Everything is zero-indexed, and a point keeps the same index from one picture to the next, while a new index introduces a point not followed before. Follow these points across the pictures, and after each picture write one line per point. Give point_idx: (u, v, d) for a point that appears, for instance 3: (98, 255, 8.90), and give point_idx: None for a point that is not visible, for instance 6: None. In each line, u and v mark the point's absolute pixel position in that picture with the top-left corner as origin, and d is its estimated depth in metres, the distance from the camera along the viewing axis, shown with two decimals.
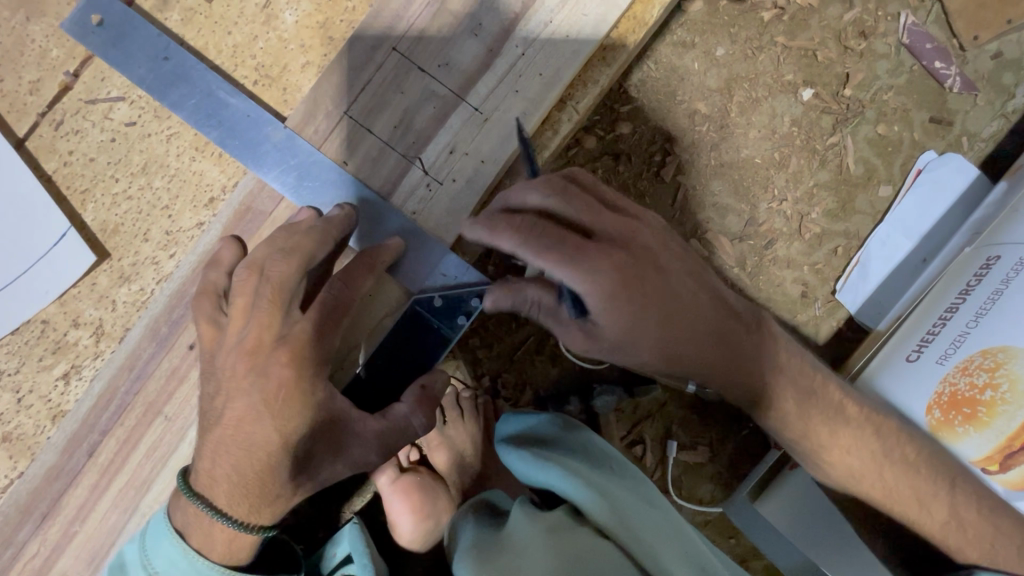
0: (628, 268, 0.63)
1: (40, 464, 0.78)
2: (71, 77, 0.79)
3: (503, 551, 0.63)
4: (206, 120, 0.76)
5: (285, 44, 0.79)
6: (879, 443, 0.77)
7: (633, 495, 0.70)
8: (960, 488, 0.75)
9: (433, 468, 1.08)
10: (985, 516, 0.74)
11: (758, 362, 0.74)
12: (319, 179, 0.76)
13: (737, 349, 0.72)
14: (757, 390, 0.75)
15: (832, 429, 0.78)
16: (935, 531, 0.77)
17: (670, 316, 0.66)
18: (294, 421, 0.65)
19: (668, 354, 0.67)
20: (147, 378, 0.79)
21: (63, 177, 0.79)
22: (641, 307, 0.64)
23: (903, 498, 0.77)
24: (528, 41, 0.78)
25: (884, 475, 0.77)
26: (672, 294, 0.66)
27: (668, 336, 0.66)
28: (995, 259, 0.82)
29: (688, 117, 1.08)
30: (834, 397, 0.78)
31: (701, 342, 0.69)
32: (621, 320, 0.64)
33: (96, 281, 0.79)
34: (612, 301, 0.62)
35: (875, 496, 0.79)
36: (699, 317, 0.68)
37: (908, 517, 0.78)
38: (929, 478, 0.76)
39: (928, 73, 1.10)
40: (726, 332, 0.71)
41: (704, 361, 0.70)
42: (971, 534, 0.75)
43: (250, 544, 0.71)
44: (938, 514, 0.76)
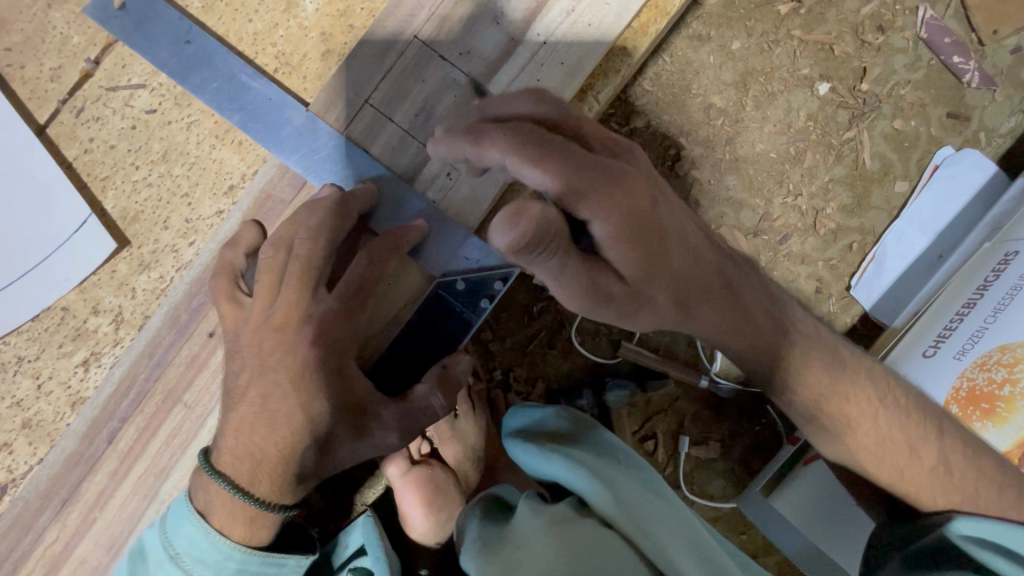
0: (639, 184, 0.56)
1: (60, 450, 0.79)
2: (92, 64, 0.79)
3: (508, 545, 0.63)
4: (228, 104, 0.76)
5: (305, 32, 0.79)
6: (874, 387, 0.72)
7: (638, 485, 0.68)
8: (948, 434, 0.71)
9: (444, 462, 1.06)
10: (971, 458, 0.70)
11: (763, 313, 0.69)
12: (341, 165, 0.76)
13: (741, 293, 0.67)
14: (764, 345, 0.69)
15: (833, 376, 0.72)
16: (920, 484, 0.71)
17: (675, 245, 0.60)
18: (317, 400, 0.67)
19: (675, 285, 0.60)
20: (167, 366, 0.79)
21: (83, 164, 0.79)
22: (651, 229, 0.57)
23: (897, 447, 0.71)
24: (549, 31, 0.77)
25: (884, 424, 0.72)
26: (676, 223, 0.61)
27: (674, 265, 0.60)
28: (1014, 254, 0.82)
29: (704, 111, 1.07)
30: (829, 342, 0.74)
31: (706, 281, 0.64)
32: (634, 243, 0.56)
33: (116, 268, 0.79)
34: (628, 220, 0.55)
35: (868, 447, 0.72)
36: (699, 250, 0.63)
37: (895, 471, 0.72)
38: (920, 421, 0.72)
39: (946, 68, 1.09)
40: (727, 271, 0.66)
41: (710, 302, 0.64)
42: (958, 479, 0.70)
43: (272, 523, 0.72)
44: (928, 461, 0.71)
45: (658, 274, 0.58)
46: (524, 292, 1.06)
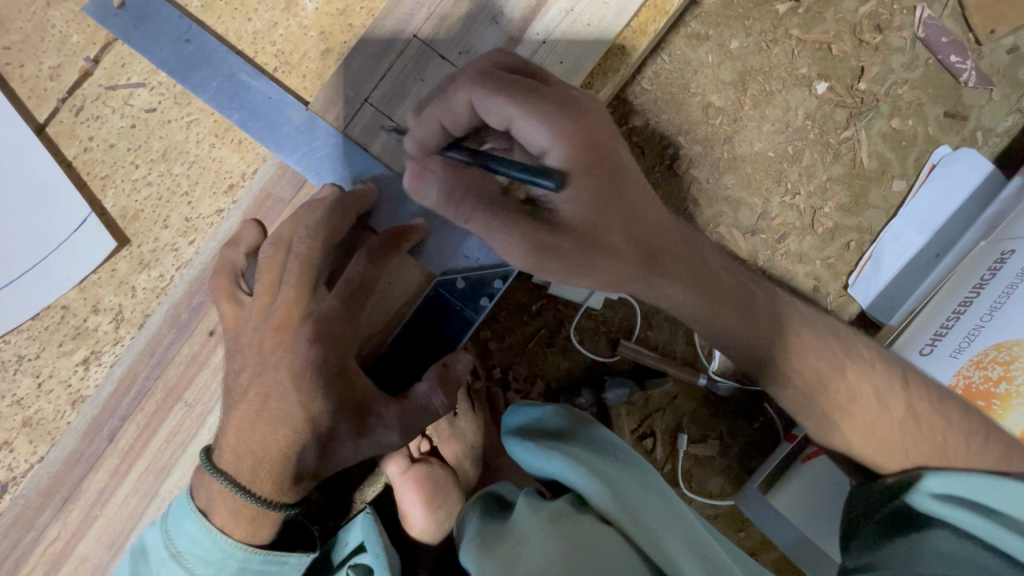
0: (595, 122, 0.56)
1: (61, 449, 0.79)
2: (91, 63, 0.79)
3: (506, 541, 0.63)
4: (229, 102, 0.76)
5: (305, 31, 0.78)
6: (839, 343, 0.70)
7: (636, 483, 0.69)
8: (914, 385, 0.69)
9: (444, 460, 1.07)
10: (936, 408, 0.68)
11: (750, 299, 0.68)
12: (341, 164, 0.76)
13: (700, 252, 0.67)
14: (753, 332, 0.67)
15: (817, 350, 0.69)
16: (892, 437, 0.68)
17: (632, 193, 0.59)
18: (318, 399, 0.67)
19: (632, 232, 0.59)
20: (167, 365, 0.79)
21: (83, 163, 0.79)
22: (606, 169, 0.57)
23: (864, 399, 0.68)
24: (548, 30, 0.78)
25: (856, 379, 0.68)
26: (634, 171, 0.61)
27: (631, 214, 0.59)
28: (1010, 254, 0.83)
29: (702, 110, 1.07)
30: (810, 316, 0.72)
31: (666, 233, 0.62)
32: (587, 181, 0.55)
33: (116, 267, 0.79)
34: (579, 154, 0.55)
35: (836, 402, 0.69)
36: (659, 207, 0.63)
37: (864, 426, 0.68)
38: (883, 372, 0.69)
39: (944, 67, 1.09)
40: (685, 233, 0.66)
41: (672, 255, 0.63)
42: (928, 429, 0.67)
43: (273, 521, 0.72)
44: (896, 412, 0.67)
45: (611, 213, 0.57)
46: (524, 291, 1.06)
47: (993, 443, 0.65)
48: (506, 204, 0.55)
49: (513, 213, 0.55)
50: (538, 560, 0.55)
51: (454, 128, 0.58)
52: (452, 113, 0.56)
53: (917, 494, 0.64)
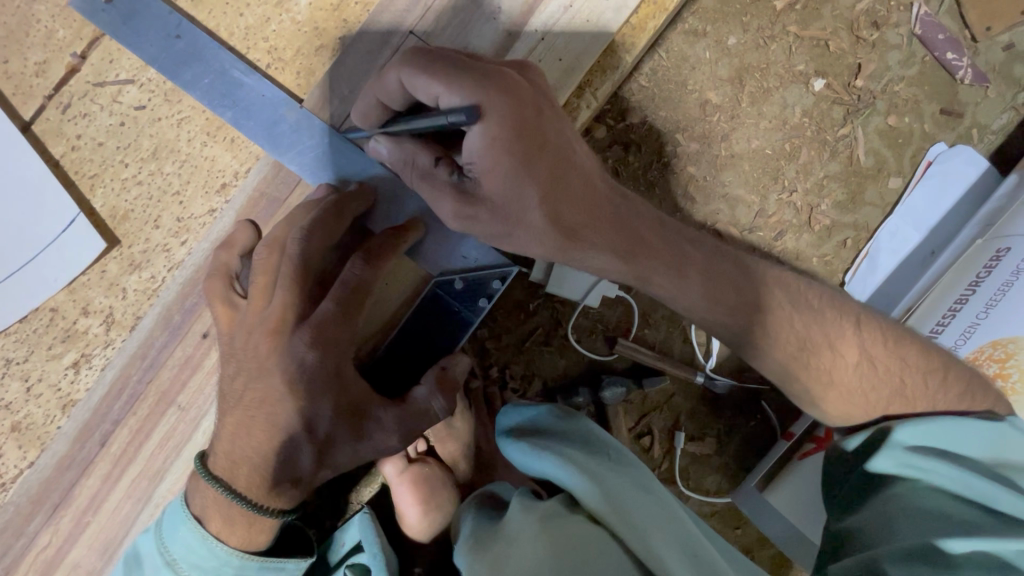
0: (521, 94, 0.57)
1: (51, 454, 0.77)
2: (78, 59, 0.76)
3: (498, 542, 0.63)
4: (221, 100, 0.74)
5: (298, 27, 0.76)
6: (787, 295, 0.70)
7: (628, 482, 0.68)
8: (866, 328, 0.69)
9: (441, 460, 1.06)
10: (892, 349, 0.68)
11: (734, 279, 0.69)
12: (337, 163, 0.75)
13: (634, 223, 0.67)
14: (737, 311, 0.69)
15: (803, 319, 0.69)
16: (851, 382, 0.69)
17: (556, 167, 0.60)
18: (315, 402, 0.66)
19: (552, 205, 0.60)
20: (160, 368, 0.78)
21: (70, 162, 0.77)
22: (530, 141, 0.57)
23: (818, 348, 0.69)
24: (547, 26, 0.77)
25: (812, 330, 0.69)
26: (564, 145, 0.61)
27: (553, 186, 0.60)
28: (1005, 251, 0.84)
29: (699, 107, 1.06)
30: (790, 282, 0.72)
31: (593, 208, 0.63)
32: (506, 154, 0.56)
33: (106, 269, 0.78)
34: (501, 127, 0.55)
35: (788, 355, 0.70)
36: (590, 179, 0.64)
37: (823, 375, 0.69)
38: (835, 320, 0.70)
39: (940, 65, 1.09)
40: (619, 202, 0.66)
41: (598, 229, 0.64)
42: (883, 371, 0.68)
43: (269, 526, 0.71)
44: (850, 358, 0.68)
45: (530, 185, 0.58)
46: (521, 289, 1.05)
47: (953, 380, 0.67)
48: (439, 172, 0.59)
49: (444, 180, 0.59)
50: (528, 559, 0.55)
51: (391, 103, 0.62)
52: (389, 93, 0.60)
53: (889, 449, 0.63)
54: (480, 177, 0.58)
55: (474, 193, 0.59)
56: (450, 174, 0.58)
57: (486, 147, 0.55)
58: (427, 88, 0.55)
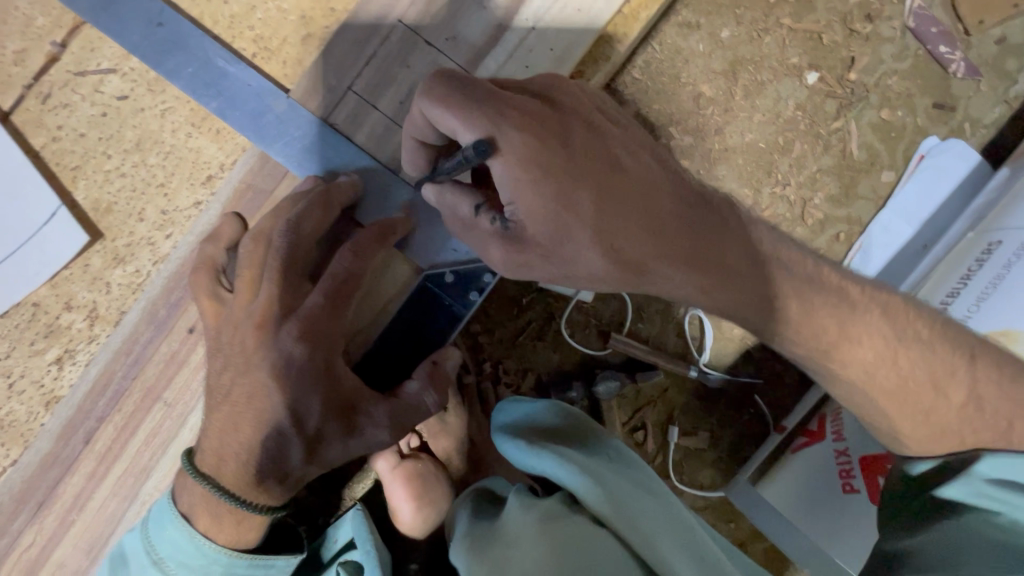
0: (542, 123, 0.54)
1: (35, 452, 0.76)
2: (58, 48, 0.75)
3: (496, 541, 0.62)
4: (206, 90, 0.72)
5: (285, 15, 0.75)
6: (889, 325, 0.60)
7: (630, 484, 0.67)
8: (981, 364, 0.60)
9: (434, 455, 1.05)
10: (1009, 390, 0.58)
11: (756, 275, 0.59)
12: (324, 154, 0.74)
13: (715, 241, 0.58)
14: (753, 312, 0.60)
15: (842, 323, 0.60)
16: (953, 424, 0.59)
17: (599, 191, 0.55)
18: (303, 398, 0.65)
19: (604, 233, 0.55)
20: (145, 363, 0.76)
21: (51, 153, 0.75)
22: (562, 171, 0.54)
23: (919, 388, 0.60)
24: (537, 16, 0.76)
25: (866, 346, 0.60)
26: (607, 166, 0.56)
27: (602, 212, 0.55)
28: (997, 244, 0.84)
29: (693, 100, 1.06)
30: (834, 280, 0.61)
31: (661, 232, 0.56)
32: (534, 187, 0.53)
33: (89, 263, 0.76)
34: (523, 163, 0.52)
35: (848, 372, 0.61)
36: (651, 197, 0.57)
37: (918, 416, 0.60)
38: (944, 356, 0.60)
39: (933, 58, 1.09)
40: (695, 219, 0.58)
41: (670, 256, 0.56)
42: (992, 415, 0.58)
43: (259, 524, 0.70)
44: (955, 398, 0.59)
45: (576, 219, 0.54)
46: (514, 284, 1.05)
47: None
48: (480, 220, 0.57)
49: (486, 227, 0.56)
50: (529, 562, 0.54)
51: (427, 140, 0.59)
52: (423, 133, 0.58)
53: (970, 479, 0.56)
54: (522, 217, 0.55)
55: (519, 235, 0.56)
56: (494, 221, 0.55)
57: (511, 186, 0.53)
58: (457, 130, 0.53)
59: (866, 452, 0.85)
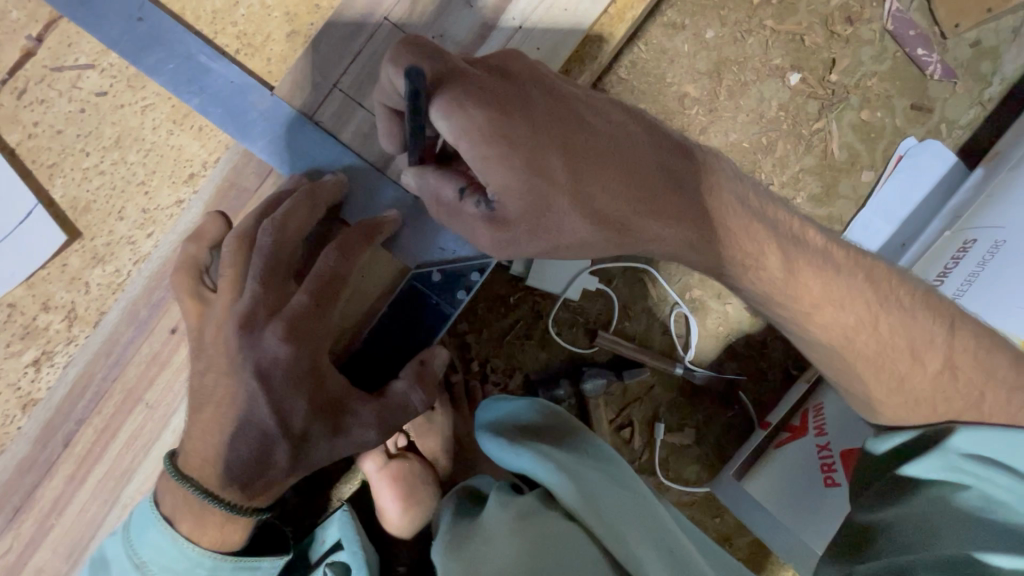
0: (501, 96, 0.53)
1: (11, 456, 0.74)
2: (34, 42, 0.73)
3: (473, 541, 0.62)
4: (187, 86, 0.71)
5: (268, 11, 0.74)
6: (873, 291, 0.62)
7: (603, 479, 0.67)
8: (960, 333, 0.61)
9: (421, 455, 1.04)
10: (983, 359, 0.61)
11: (739, 231, 0.61)
12: (309, 152, 0.73)
13: (692, 193, 0.59)
14: (731, 267, 0.62)
15: (825, 285, 0.61)
16: (929, 388, 0.61)
17: (573, 154, 0.55)
18: (289, 399, 0.64)
19: (583, 194, 0.55)
20: (126, 364, 0.75)
21: (27, 150, 0.73)
22: (533, 139, 0.53)
23: (897, 353, 0.61)
24: (524, 15, 0.77)
25: (846, 310, 0.61)
26: (577, 132, 0.56)
27: (578, 173, 0.55)
28: (972, 242, 0.87)
29: (678, 100, 1.07)
30: (817, 242, 0.63)
31: (639, 189, 0.57)
32: (506, 159, 0.52)
33: (67, 262, 0.75)
34: (488, 139, 0.51)
35: (832, 341, 0.63)
36: (626, 154, 0.57)
37: (893, 379, 0.62)
38: (925, 322, 0.61)
39: (911, 60, 1.11)
40: (671, 171, 0.59)
41: (652, 211, 0.57)
42: (965, 384, 0.60)
43: (244, 526, 0.70)
44: (932, 366, 0.61)
45: (554, 188, 0.54)
46: (502, 283, 1.05)
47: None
48: (464, 205, 0.56)
49: (470, 211, 0.55)
50: (501, 559, 0.54)
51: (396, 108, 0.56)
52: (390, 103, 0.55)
53: (943, 453, 0.57)
54: (502, 196, 0.54)
55: (503, 216, 0.55)
56: (477, 205, 0.55)
57: (481, 163, 0.52)
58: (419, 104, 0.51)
59: (846, 447, 0.87)
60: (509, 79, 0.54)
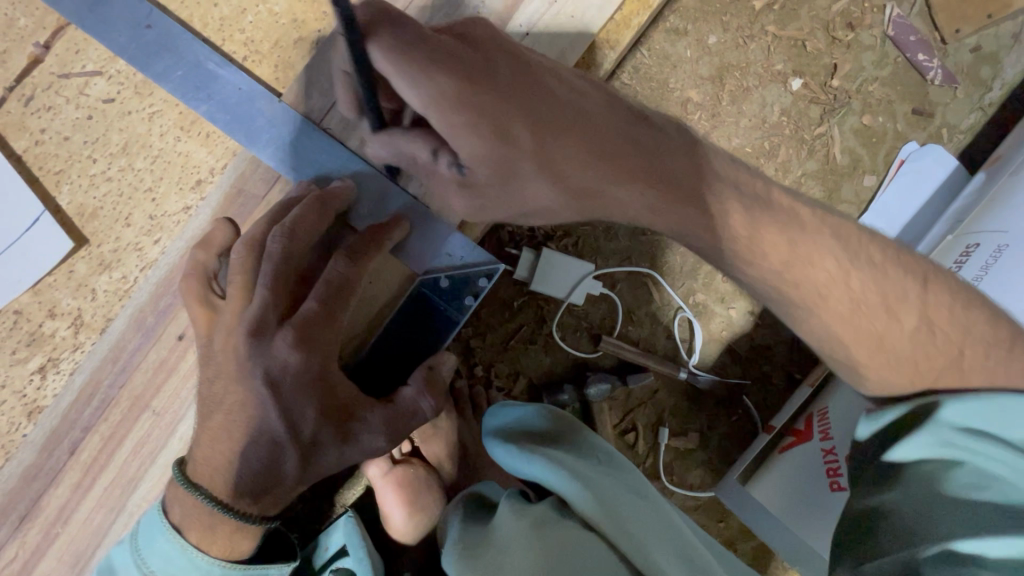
0: (468, 61, 0.52)
1: (17, 464, 0.74)
2: (41, 49, 0.73)
3: (489, 548, 0.62)
4: (195, 93, 0.71)
5: (275, 18, 0.74)
6: (843, 248, 0.59)
7: (616, 483, 0.68)
8: (933, 289, 0.59)
9: (425, 460, 1.04)
10: (958, 317, 0.59)
11: (697, 190, 0.58)
12: (317, 158, 0.73)
13: (658, 159, 0.58)
14: (690, 231, 0.59)
15: (793, 241, 0.59)
16: (906, 346, 0.59)
17: (538, 122, 0.55)
18: (299, 406, 0.64)
19: (548, 162, 0.56)
20: (133, 371, 0.75)
21: (34, 157, 0.73)
22: (498, 105, 0.53)
23: (873, 312, 0.59)
24: (531, 21, 0.77)
25: (817, 267, 0.59)
26: (545, 101, 0.55)
27: (543, 142, 0.55)
28: (975, 246, 0.87)
29: (681, 105, 1.07)
30: (783, 201, 0.60)
31: (607, 155, 0.57)
32: (471, 127, 0.52)
33: (74, 269, 0.74)
34: (455, 107, 0.51)
35: (805, 300, 0.60)
36: (592, 121, 0.57)
37: (873, 341, 0.59)
38: (898, 277, 0.59)
39: (912, 65, 1.12)
40: (639, 139, 0.58)
41: (617, 179, 0.57)
42: (941, 340, 0.58)
43: (252, 535, 0.69)
44: (909, 323, 0.59)
45: (521, 155, 0.55)
46: (506, 287, 1.05)
47: (1017, 352, 0.57)
48: (441, 164, 0.57)
49: (447, 170, 0.57)
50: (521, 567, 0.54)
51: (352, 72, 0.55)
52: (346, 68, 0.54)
53: (934, 427, 0.56)
54: (471, 163, 0.55)
55: (473, 180, 0.57)
56: (449, 166, 0.56)
57: (448, 131, 0.52)
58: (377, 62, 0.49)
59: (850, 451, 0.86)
60: (477, 47, 0.53)
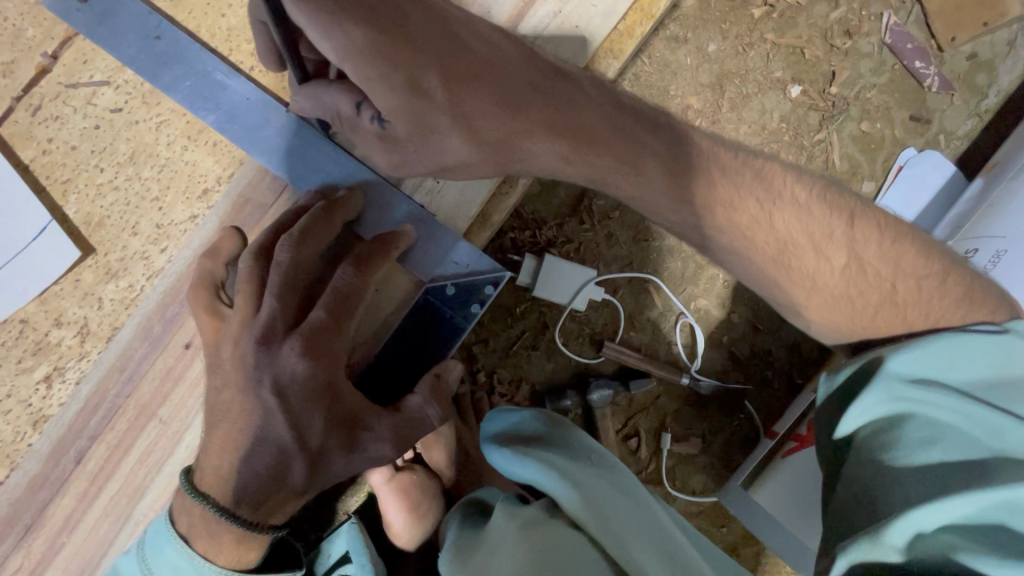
0: (377, 9, 0.52)
1: (23, 473, 0.73)
2: (49, 59, 0.73)
3: (479, 551, 0.62)
4: (202, 103, 0.72)
5: None
6: (765, 189, 0.61)
7: (606, 485, 0.68)
8: (859, 225, 0.60)
9: (428, 466, 1.03)
10: (887, 251, 0.59)
11: (620, 143, 0.60)
12: (324, 167, 0.73)
13: (573, 111, 0.60)
14: (610, 178, 0.61)
15: (714, 181, 0.61)
16: (836, 285, 0.60)
17: (451, 74, 0.56)
18: (307, 415, 0.64)
19: (463, 117, 0.57)
20: (140, 380, 0.75)
21: (41, 166, 0.74)
22: (410, 57, 0.54)
23: (801, 251, 0.60)
24: (537, 31, 0.79)
25: (742, 208, 0.60)
26: (456, 53, 0.56)
27: (456, 97, 0.56)
28: (974, 251, 0.88)
29: (681, 112, 1.08)
30: (704, 147, 0.63)
31: (517, 106, 0.59)
32: (386, 81, 0.53)
33: (80, 278, 0.74)
34: (368, 58, 0.52)
35: (734, 242, 0.61)
36: (503, 74, 0.58)
37: (806, 280, 0.61)
38: (822, 214, 0.60)
39: (909, 73, 1.13)
40: (549, 91, 0.60)
41: (530, 131, 0.60)
42: (874, 277, 0.59)
43: (259, 544, 0.69)
44: (837, 261, 0.59)
45: (433, 109, 0.56)
46: (508, 294, 1.05)
47: (950, 285, 0.59)
48: (361, 117, 0.58)
49: (367, 124, 0.58)
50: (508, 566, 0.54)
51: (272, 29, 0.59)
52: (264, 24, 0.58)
53: (882, 381, 0.54)
54: (388, 116, 0.56)
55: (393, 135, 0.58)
56: (370, 120, 0.58)
57: (364, 83, 0.53)
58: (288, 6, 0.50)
59: None
60: None
